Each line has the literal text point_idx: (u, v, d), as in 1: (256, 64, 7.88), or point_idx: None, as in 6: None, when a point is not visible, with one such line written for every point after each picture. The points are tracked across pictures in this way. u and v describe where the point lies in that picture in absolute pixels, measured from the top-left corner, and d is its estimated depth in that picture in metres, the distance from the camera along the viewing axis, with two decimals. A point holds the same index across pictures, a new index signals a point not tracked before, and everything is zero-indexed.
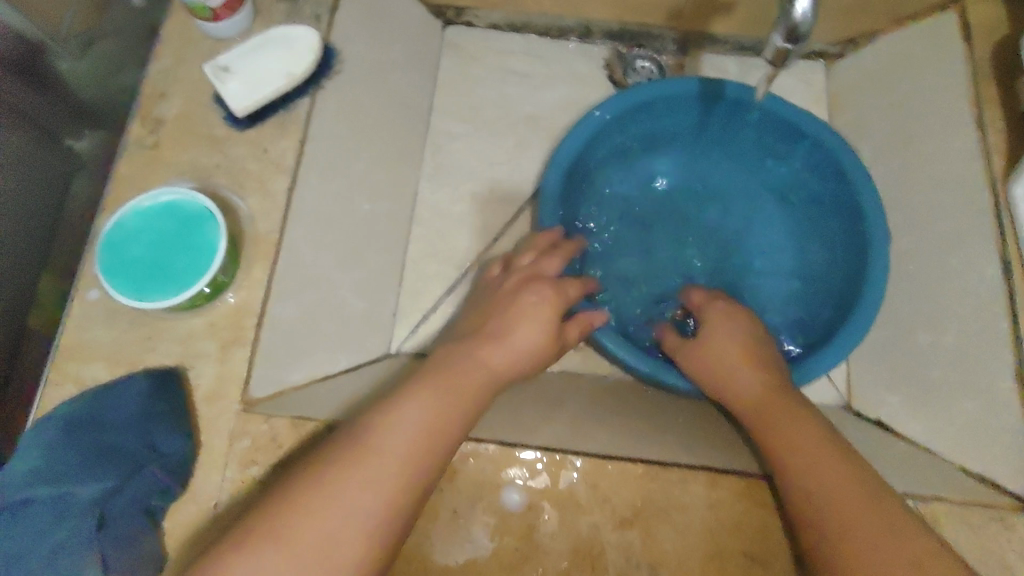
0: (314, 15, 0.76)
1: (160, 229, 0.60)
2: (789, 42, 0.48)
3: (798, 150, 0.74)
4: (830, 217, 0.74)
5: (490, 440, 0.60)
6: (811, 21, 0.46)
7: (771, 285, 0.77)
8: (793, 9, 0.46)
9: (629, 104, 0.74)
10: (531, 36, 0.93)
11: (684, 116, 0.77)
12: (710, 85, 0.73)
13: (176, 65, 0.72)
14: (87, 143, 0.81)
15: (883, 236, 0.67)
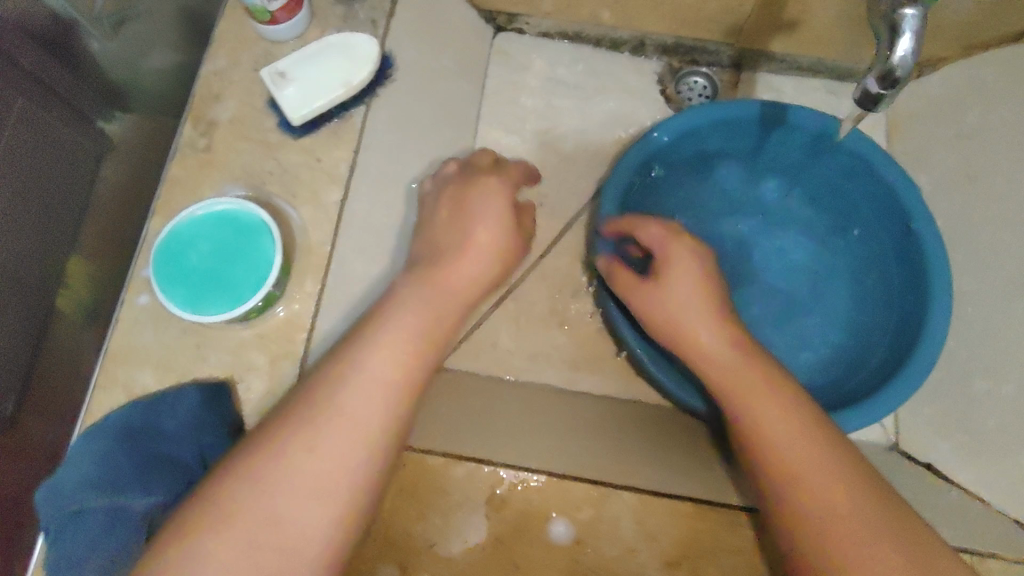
0: (370, 20, 0.75)
1: (217, 239, 0.59)
2: (883, 86, 0.46)
3: (858, 181, 0.72)
4: (886, 252, 0.72)
5: (541, 470, 0.60)
6: (911, 66, 0.45)
7: (825, 316, 0.76)
8: (893, 53, 0.45)
9: (688, 126, 0.72)
10: (583, 46, 0.90)
11: (743, 140, 0.75)
12: (773, 110, 0.71)
13: (231, 67, 0.71)
14: (120, 126, 0.85)
15: (944, 276, 0.65)
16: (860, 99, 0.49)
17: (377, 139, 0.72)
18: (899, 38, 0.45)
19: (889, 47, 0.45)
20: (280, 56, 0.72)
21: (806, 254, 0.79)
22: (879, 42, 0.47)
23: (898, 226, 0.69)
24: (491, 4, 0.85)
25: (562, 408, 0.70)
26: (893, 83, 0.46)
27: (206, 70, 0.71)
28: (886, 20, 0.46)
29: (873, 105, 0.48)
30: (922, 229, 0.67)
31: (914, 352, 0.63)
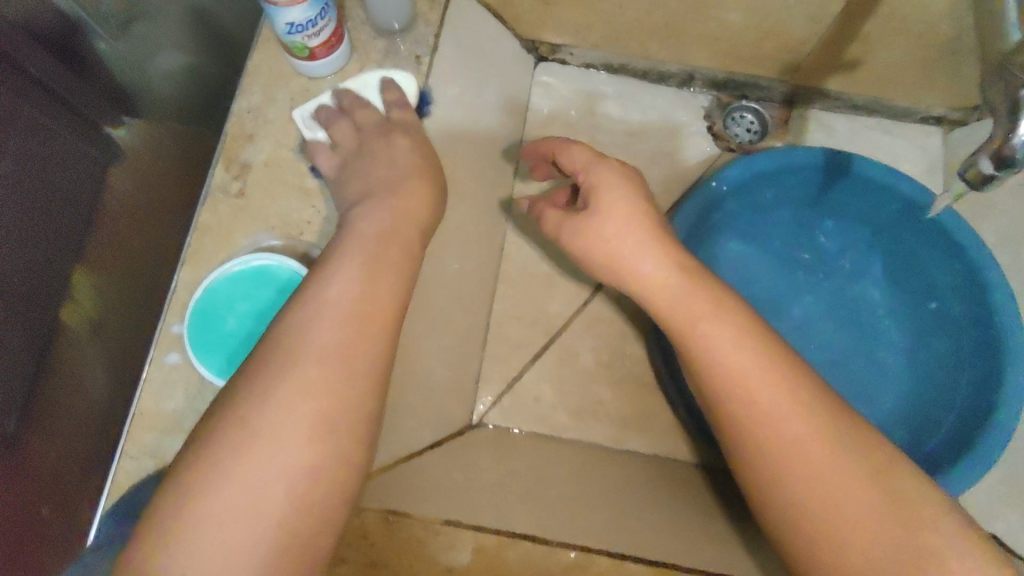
0: (413, 55, 0.71)
1: (258, 302, 0.56)
2: (999, 167, 0.44)
3: (925, 233, 0.69)
4: (951, 308, 0.69)
5: (601, 550, 0.58)
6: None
7: (886, 371, 0.73)
8: (1014, 134, 0.43)
9: (747, 174, 0.68)
10: (626, 78, 0.86)
11: (803, 186, 0.72)
12: (837, 157, 0.67)
13: (266, 104, 0.67)
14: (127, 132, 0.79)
15: (1021, 335, 0.61)
16: (969, 176, 0.47)
17: None
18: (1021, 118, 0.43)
19: (1008, 127, 0.44)
20: (318, 93, 0.68)
21: (864, 305, 0.76)
22: (994, 116, 0.46)
23: (967, 283, 0.66)
24: (533, 34, 0.81)
25: (610, 470, 0.67)
26: (1011, 165, 0.44)
27: (239, 107, 0.67)
28: (1002, 96, 0.45)
29: (984, 185, 0.47)
30: (995, 289, 0.63)
31: (991, 424, 0.60)
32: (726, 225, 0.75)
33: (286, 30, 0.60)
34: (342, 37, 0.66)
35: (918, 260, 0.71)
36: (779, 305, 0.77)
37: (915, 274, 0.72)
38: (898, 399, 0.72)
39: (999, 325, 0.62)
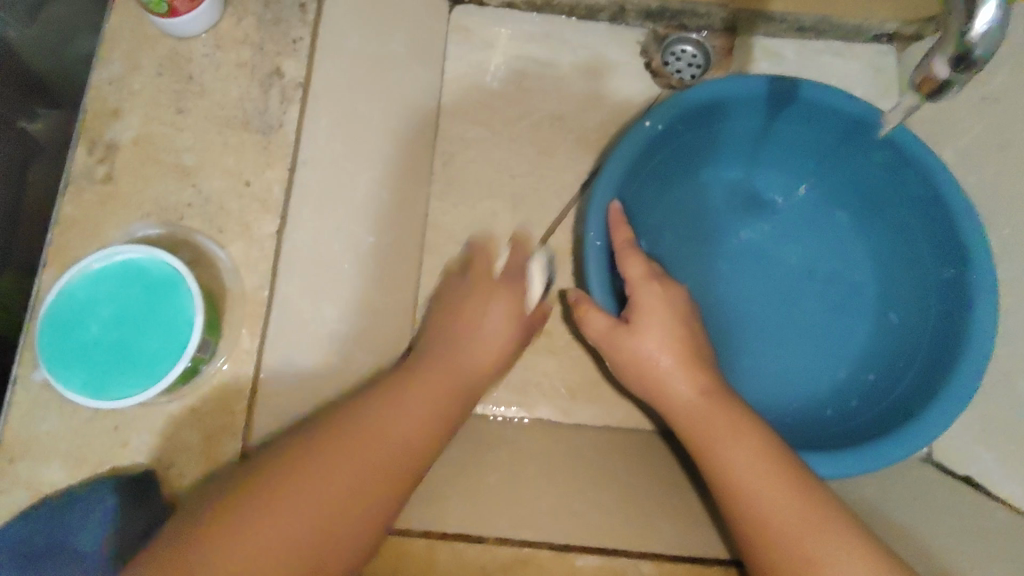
0: (297, 3, 0.62)
1: (124, 301, 0.48)
2: (956, 70, 0.40)
3: (886, 164, 0.62)
4: (915, 241, 0.63)
5: (541, 543, 0.54)
6: (993, 44, 0.38)
7: (847, 309, 0.68)
8: (970, 30, 0.37)
9: (682, 110, 0.60)
10: (552, 17, 0.77)
11: (748, 119, 0.65)
12: (781, 84, 0.61)
13: (130, 72, 0.58)
14: (43, 125, 0.66)
15: (987, 259, 0.57)
16: (922, 85, 0.42)
17: (317, 152, 0.60)
18: (978, 11, 0.37)
19: (963, 22, 0.38)
20: (189, 55, 0.59)
21: (821, 245, 0.70)
22: (947, 7, 0.39)
23: (931, 213, 0.60)
24: None
25: (556, 445, 0.62)
26: (969, 67, 0.39)
27: (98, 78, 0.58)
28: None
29: (939, 93, 0.42)
30: (960, 217, 0.57)
31: (959, 366, 0.55)
32: (669, 168, 0.67)
33: None
34: None
35: (874, 189, 0.66)
36: (735, 250, 0.71)
37: (872, 204, 0.67)
38: (861, 343, 0.67)
39: (967, 256, 0.57)
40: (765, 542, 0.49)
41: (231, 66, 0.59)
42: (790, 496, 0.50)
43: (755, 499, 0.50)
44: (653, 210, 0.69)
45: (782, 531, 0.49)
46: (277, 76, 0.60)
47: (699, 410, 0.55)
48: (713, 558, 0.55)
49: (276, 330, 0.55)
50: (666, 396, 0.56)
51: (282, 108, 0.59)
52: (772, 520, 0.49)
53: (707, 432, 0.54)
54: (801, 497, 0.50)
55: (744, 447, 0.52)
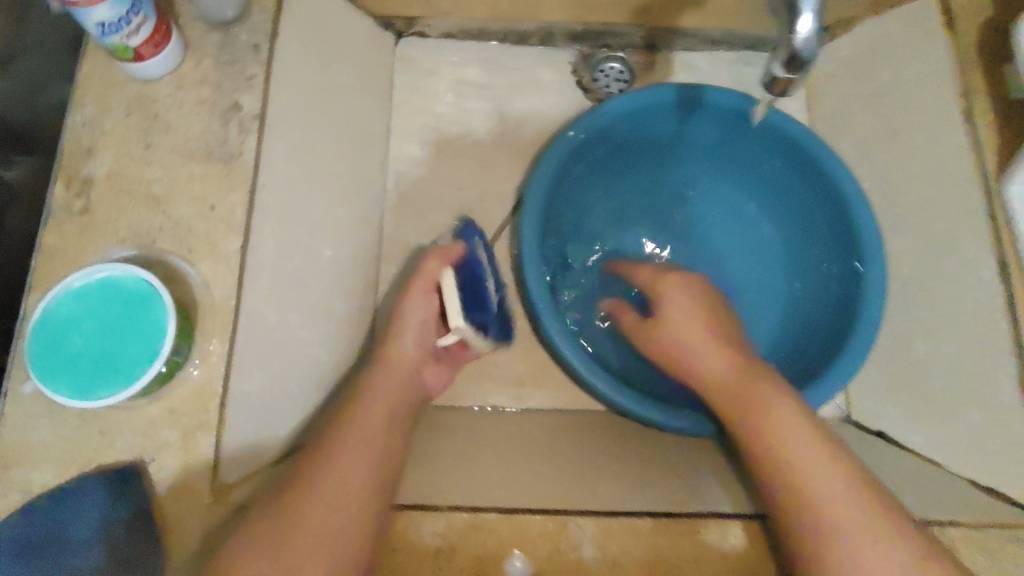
0: (251, 45, 0.68)
1: (104, 316, 0.54)
2: (792, 69, 0.47)
3: (782, 154, 0.71)
4: (814, 219, 0.72)
5: (489, 507, 0.56)
6: (816, 46, 0.44)
7: (760, 292, 0.76)
8: (795, 38, 0.44)
9: (602, 119, 0.68)
10: (486, 43, 0.85)
11: (662, 124, 0.73)
12: (688, 92, 0.69)
13: (102, 115, 0.65)
14: (19, 170, 0.74)
15: (875, 232, 0.65)
16: (770, 83, 0.49)
17: (274, 175, 0.66)
18: (797, 21, 0.43)
19: (789, 30, 0.44)
20: (155, 96, 0.66)
21: (730, 237, 0.79)
22: (779, 20, 0.45)
23: (824, 193, 0.69)
24: (385, 8, 0.80)
25: (508, 435, 0.69)
26: (802, 65, 0.46)
27: (72, 121, 0.64)
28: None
29: (785, 87, 0.49)
30: (850, 200, 0.66)
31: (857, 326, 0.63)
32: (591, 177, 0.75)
33: (99, 32, 0.57)
34: (166, 34, 0.64)
35: (777, 182, 0.74)
36: (657, 248, 0.79)
37: (775, 196, 0.75)
38: (773, 320, 0.75)
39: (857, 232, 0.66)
40: (787, 472, 0.52)
41: (193, 104, 0.66)
42: (804, 422, 0.53)
43: (773, 434, 0.53)
44: (578, 217, 0.77)
45: (799, 452, 0.52)
46: (235, 110, 0.66)
47: (711, 369, 0.59)
48: (644, 510, 0.57)
49: (243, 335, 0.60)
50: (693, 365, 0.61)
51: (240, 138, 0.64)
52: (802, 439, 0.53)
53: (722, 381, 0.58)
54: (809, 425, 0.53)
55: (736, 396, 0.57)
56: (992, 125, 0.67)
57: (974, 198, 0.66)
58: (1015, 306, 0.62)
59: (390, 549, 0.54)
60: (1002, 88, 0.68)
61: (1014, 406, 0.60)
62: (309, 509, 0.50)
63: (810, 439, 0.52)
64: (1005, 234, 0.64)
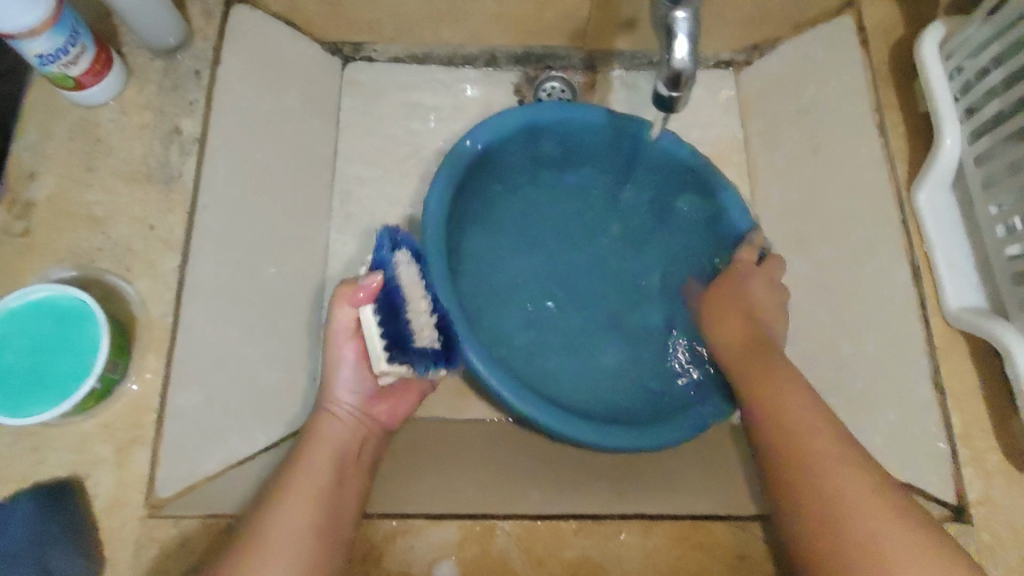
0: (193, 70, 0.71)
1: (38, 332, 0.55)
2: (676, 88, 0.51)
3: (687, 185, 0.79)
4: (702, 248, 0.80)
5: (418, 513, 0.58)
6: (692, 68, 0.49)
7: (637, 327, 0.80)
8: (673, 59, 0.49)
9: (524, 125, 0.76)
10: (431, 67, 0.88)
11: (586, 145, 0.80)
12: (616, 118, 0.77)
13: (44, 139, 0.66)
14: None
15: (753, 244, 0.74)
16: (657, 103, 0.53)
17: (215, 196, 0.68)
18: (674, 44, 0.49)
19: (668, 52, 0.49)
20: (98, 121, 0.68)
21: (623, 263, 0.83)
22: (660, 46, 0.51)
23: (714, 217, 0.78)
24: (333, 34, 0.83)
25: (449, 440, 0.71)
26: (682, 85, 0.50)
27: (15, 146, 0.66)
28: (659, 26, 0.50)
29: (672, 108, 0.53)
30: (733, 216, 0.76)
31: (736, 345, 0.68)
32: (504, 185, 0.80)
33: (39, 62, 0.60)
34: (109, 62, 0.66)
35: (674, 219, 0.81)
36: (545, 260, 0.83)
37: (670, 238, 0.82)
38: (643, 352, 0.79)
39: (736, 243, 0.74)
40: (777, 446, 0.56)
41: (136, 128, 0.68)
42: (785, 397, 0.60)
43: (807, 409, 0.58)
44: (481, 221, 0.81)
45: (787, 423, 0.57)
46: (177, 134, 0.68)
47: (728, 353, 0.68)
48: (567, 513, 0.58)
49: (181, 350, 0.62)
50: (725, 337, 0.70)
51: (181, 160, 0.67)
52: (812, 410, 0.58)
53: (744, 366, 0.65)
54: (798, 404, 0.59)
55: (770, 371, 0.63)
56: (904, 137, 0.72)
57: (887, 205, 0.70)
58: (926, 305, 0.66)
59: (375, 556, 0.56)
60: (913, 102, 0.73)
61: (927, 398, 0.63)
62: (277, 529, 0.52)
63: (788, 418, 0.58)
64: (916, 239, 0.68)
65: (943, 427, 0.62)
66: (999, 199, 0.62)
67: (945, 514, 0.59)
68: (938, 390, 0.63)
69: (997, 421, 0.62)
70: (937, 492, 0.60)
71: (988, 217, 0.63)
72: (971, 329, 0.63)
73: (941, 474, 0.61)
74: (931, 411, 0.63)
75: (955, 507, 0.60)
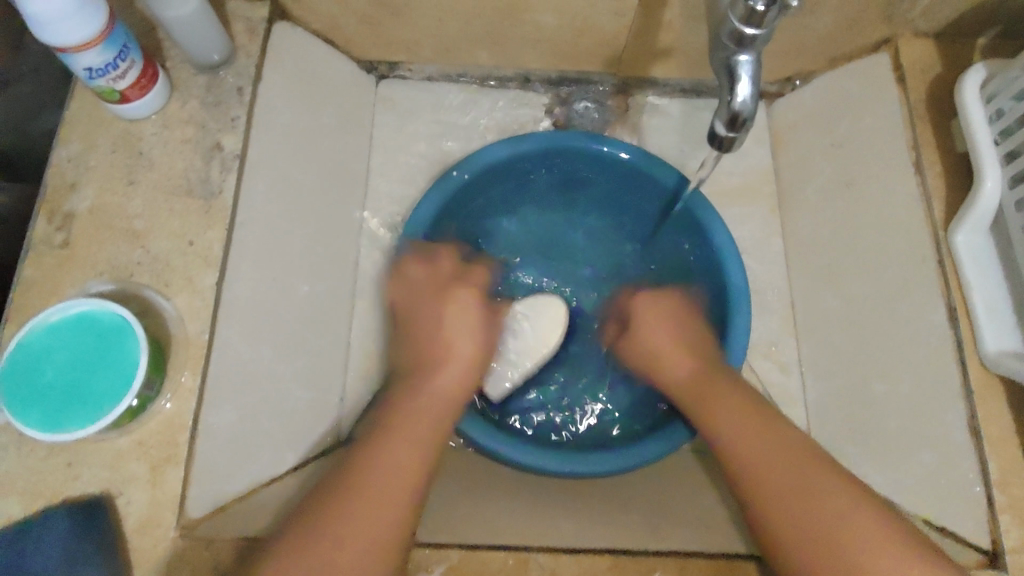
0: (235, 87, 0.71)
1: (78, 349, 0.55)
2: (733, 129, 0.51)
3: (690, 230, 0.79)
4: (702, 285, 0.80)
5: (453, 543, 0.57)
6: (752, 109, 0.50)
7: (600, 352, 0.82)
8: (734, 99, 0.49)
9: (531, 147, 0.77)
10: (466, 86, 0.88)
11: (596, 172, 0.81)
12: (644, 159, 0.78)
13: (87, 151, 0.67)
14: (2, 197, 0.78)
15: (742, 291, 0.73)
16: (711, 142, 0.54)
17: (253, 213, 0.68)
18: (736, 85, 0.49)
19: (729, 93, 0.50)
20: (140, 134, 0.68)
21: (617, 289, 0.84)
22: (720, 87, 0.52)
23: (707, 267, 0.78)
24: (370, 52, 0.84)
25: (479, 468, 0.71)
26: (741, 126, 0.50)
27: (58, 157, 0.66)
28: (720, 67, 0.51)
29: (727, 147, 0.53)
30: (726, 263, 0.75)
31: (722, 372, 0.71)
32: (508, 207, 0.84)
33: (87, 76, 0.60)
34: (153, 77, 0.66)
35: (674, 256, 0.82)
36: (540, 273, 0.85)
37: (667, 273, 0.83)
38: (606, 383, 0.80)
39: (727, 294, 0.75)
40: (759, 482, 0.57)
41: (177, 142, 0.68)
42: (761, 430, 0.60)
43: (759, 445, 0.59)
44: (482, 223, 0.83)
45: (765, 454, 0.58)
46: (217, 150, 0.68)
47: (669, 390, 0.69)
48: (603, 547, 0.58)
49: (216, 368, 0.61)
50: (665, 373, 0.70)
51: (221, 176, 0.67)
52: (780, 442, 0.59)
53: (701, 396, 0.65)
54: (778, 435, 0.59)
55: (703, 400, 0.65)
56: (942, 175, 0.71)
57: (923, 245, 0.70)
58: (963, 348, 0.65)
59: None
60: (950, 142, 0.72)
61: (963, 442, 0.63)
62: (348, 528, 0.52)
63: (773, 449, 0.58)
64: (951, 276, 0.68)
65: (979, 474, 0.62)
66: None
67: (979, 560, 0.59)
68: (973, 434, 0.63)
69: None
70: (972, 537, 0.60)
71: None
72: (1009, 374, 0.62)
73: (975, 520, 0.61)
74: (967, 456, 0.63)
75: (989, 553, 0.60)
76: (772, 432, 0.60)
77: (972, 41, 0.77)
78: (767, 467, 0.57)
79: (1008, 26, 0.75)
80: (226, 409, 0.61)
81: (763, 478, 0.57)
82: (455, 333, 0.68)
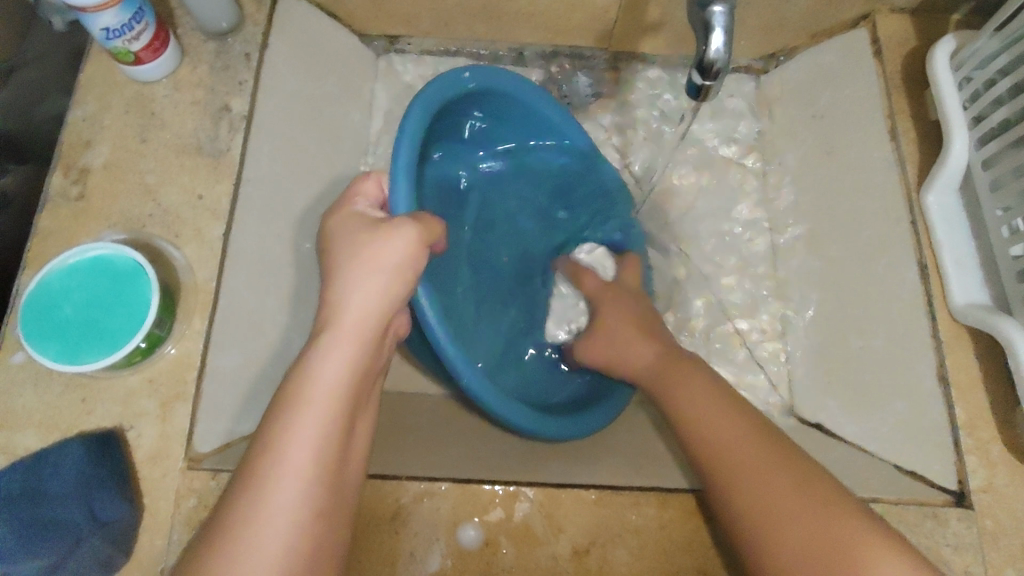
0: (243, 53, 0.74)
1: (94, 288, 0.58)
2: (709, 77, 0.55)
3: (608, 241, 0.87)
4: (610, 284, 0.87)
5: (445, 478, 0.60)
6: (725, 59, 0.53)
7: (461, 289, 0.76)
8: (709, 49, 0.53)
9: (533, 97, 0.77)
10: (464, 61, 0.92)
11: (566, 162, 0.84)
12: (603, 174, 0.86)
13: (101, 111, 0.70)
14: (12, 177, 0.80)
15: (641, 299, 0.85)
16: (689, 91, 0.57)
17: (259, 171, 0.71)
18: (711, 36, 0.53)
19: (704, 43, 0.53)
20: (152, 96, 0.71)
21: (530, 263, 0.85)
22: (696, 39, 0.55)
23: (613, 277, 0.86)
24: (371, 26, 0.87)
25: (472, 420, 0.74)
26: (716, 74, 0.54)
27: (74, 116, 0.70)
28: (697, 20, 0.54)
29: (702, 95, 0.57)
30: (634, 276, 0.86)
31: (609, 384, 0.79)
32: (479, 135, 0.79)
33: (104, 35, 0.63)
34: (165, 40, 0.70)
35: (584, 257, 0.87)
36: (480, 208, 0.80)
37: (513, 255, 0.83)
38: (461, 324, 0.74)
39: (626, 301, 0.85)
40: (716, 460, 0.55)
41: (187, 104, 0.71)
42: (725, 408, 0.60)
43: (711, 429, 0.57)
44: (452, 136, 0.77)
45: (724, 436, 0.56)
46: (225, 111, 0.71)
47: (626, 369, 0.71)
48: (588, 484, 0.61)
49: (222, 314, 0.65)
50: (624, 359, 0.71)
51: (230, 136, 0.70)
52: (740, 427, 0.57)
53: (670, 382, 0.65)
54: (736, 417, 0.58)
55: (672, 376, 0.65)
56: (916, 142, 0.75)
57: (898, 208, 0.73)
58: (934, 302, 0.68)
59: (398, 518, 0.58)
60: (924, 110, 0.76)
61: (933, 389, 0.66)
62: (280, 492, 0.44)
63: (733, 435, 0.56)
64: (924, 235, 0.71)
65: (949, 419, 0.65)
66: (1005, 202, 0.64)
67: (946, 500, 0.62)
68: (942, 381, 0.66)
69: (999, 413, 0.64)
70: (940, 479, 0.63)
71: (995, 219, 0.65)
72: (977, 324, 0.65)
73: (943, 463, 0.64)
74: (937, 401, 0.66)
75: (957, 494, 0.62)
76: (738, 417, 0.58)
77: (947, 17, 0.80)
78: (724, 445, 0.56)
79: (982, 1, 0.79)
80: (233, 353, 0.64)
81: (721, 458, 0.55)
82: (366, 266, 0.53)
